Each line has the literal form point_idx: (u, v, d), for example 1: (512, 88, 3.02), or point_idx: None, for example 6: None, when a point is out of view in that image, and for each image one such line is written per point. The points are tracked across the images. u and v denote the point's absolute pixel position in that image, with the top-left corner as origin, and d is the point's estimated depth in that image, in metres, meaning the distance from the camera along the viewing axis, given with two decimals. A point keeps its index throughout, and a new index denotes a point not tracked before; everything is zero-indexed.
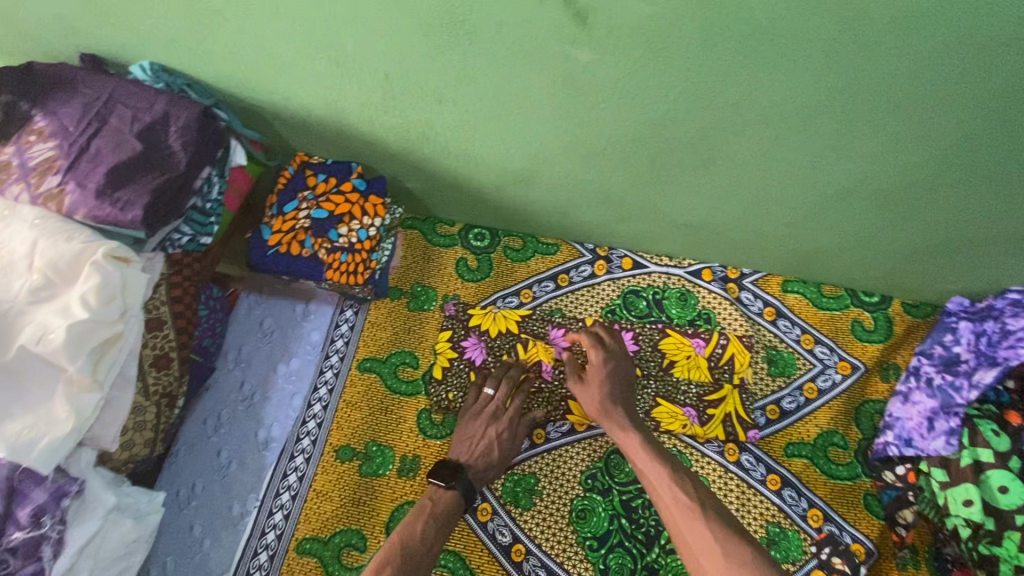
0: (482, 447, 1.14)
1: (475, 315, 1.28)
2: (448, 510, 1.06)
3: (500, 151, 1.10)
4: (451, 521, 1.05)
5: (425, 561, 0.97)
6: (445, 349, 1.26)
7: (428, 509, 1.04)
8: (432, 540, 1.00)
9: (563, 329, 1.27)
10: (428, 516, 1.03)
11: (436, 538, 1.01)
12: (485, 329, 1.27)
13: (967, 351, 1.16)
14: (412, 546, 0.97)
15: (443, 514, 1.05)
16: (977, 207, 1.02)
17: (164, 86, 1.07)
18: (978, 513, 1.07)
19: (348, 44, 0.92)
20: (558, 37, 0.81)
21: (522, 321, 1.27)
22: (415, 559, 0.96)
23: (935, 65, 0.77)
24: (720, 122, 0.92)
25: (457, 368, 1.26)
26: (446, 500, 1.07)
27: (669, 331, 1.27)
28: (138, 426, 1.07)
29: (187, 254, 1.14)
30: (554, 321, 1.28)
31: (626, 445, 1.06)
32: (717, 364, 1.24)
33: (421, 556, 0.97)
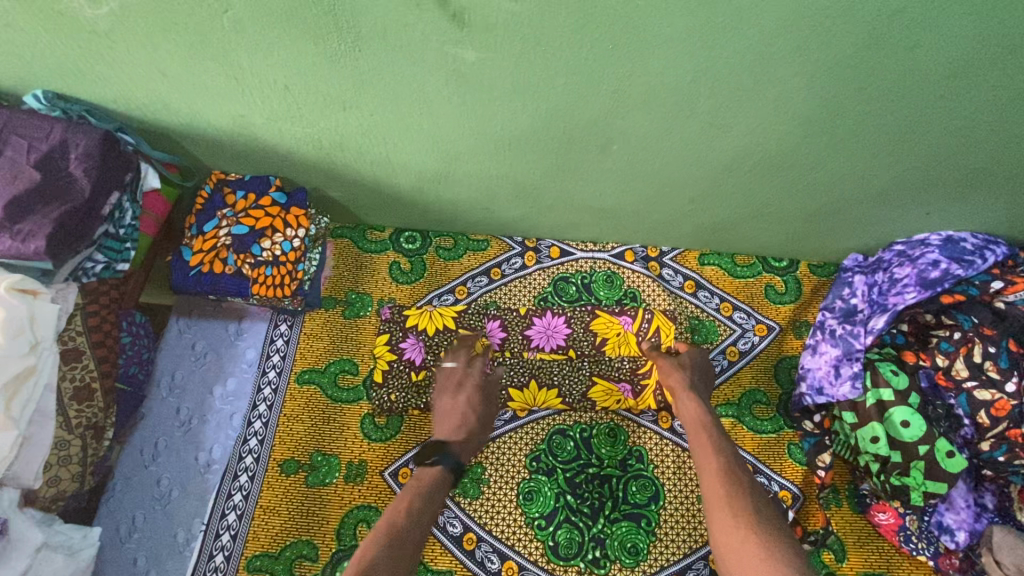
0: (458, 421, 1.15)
1: (411, 315, 1.29)
2: (434, 483, 1.06)
3: (413, 153, 1.14)
4: (446, 492, 1.06)
5: (417, 537, 0.96)
6: (383, 352, 1.27)
7: (417, 486, 1.05)
8: (422, 514, 1.00)
9: (498, 322, 1.30)
10: (416, 493, 1.03)
11: (427, 511, 1.01)
12: (422, 328, 1.29)
13: (863, 302, 1.27)
14: (402, 526, 0.96)
15: (432, 485, 1.05)
16: (851, 168, 1.12)
17: (60, 114, 1.05)
18: (884, 448, 1.16)
19: (242, 59, 0.94)
20: (441, 38, 0.86)
21: (458, 317, 1.30)
22: (407, 537, 0.95)
23: (781, 42, 0.86)
24: (608, 107, 0.98)
25: (395, 370, 1.27)
26: (428, 476, 1.07)
27: (598, 311, 1.31)
28: (62, 460, 1.04)
29: (103, 282, 1.12)
30: (489, 313, 1.31)
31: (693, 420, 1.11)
32: (644, 338, 1.29)
33: (414, 532, 0.96)
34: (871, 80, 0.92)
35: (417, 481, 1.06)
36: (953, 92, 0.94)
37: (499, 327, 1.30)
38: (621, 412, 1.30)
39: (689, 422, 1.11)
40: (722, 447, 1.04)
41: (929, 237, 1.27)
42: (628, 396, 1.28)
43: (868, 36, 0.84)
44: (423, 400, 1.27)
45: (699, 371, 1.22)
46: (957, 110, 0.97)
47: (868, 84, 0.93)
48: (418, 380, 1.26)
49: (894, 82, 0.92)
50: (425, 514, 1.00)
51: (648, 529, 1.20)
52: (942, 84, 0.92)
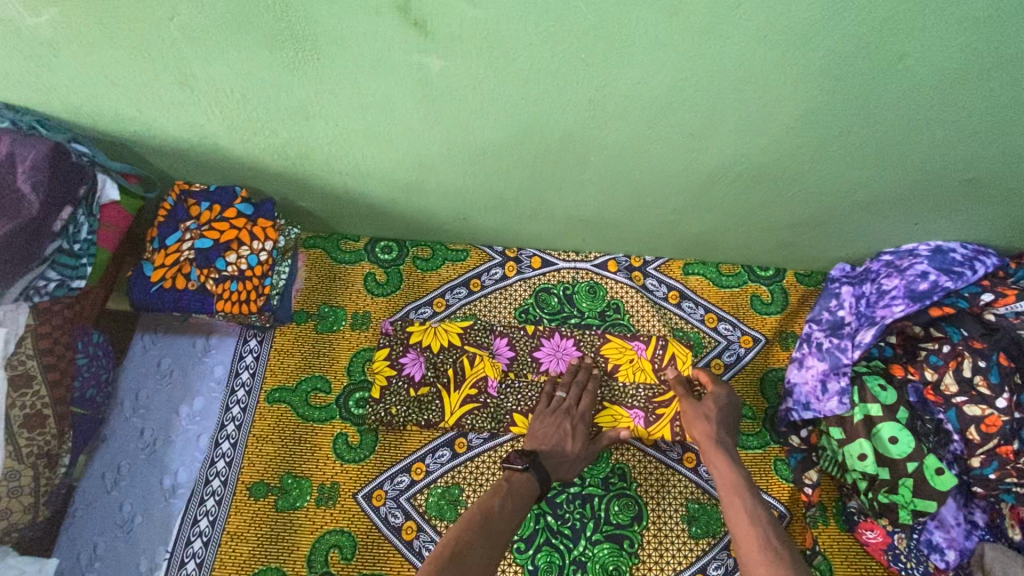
0: (556, 437, 1.14)
1: (416, 331, 1.29)
2: (523, 490, 1.04)
3: (383, 163, 1.09)
4: (532, 496, 1.05)
5: (505, 532, 0.96)
6: (383, 367, 1.26)
7: (506, 487, 1.04)
8: (511, 513, 0.99)
9: (505, 340, 1.29)
10: (506, 492, 1.02)
11: (514, 512, 1.00)
12: (427, 345, 1.28)
13: (850, 314, 1.23)
14: (488, 520, 0.96)
15: (521, 490, 1.04)
16: (837, 179, 1.08)
17: (10, 124, 0.99)
18: (872, 465, 1.13)
19: (196, 68, 0.88)
20: (404, 46, 0.82)
21: (464, 333, 1.29)
22: (496, 531, 0.95)
23: (764, 51, 0.81)
24: (584, 117, 0.94)
25: (395, 385, 1.25)
26: (522, 482, 1.05)
27: (611, 336, 1.30)
28: (12, 492, 1.00)
29: (57, 301, 1.06)
30: (496, 330, 1.30)
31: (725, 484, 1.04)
32: (661, 365, 1.27)
33: (502, 528, 0.96)
34: (857, 89, 0.88)
35: (511, 482, 1.05)
36: (941, 103, 0.90)
37: (505, 345, 1.29)
38: (634, 442, 1.25)
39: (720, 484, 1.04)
40: (757, 513, 0.97)
41: (918, 247, 1.23)
42: (639, 423, 1.23)
43: (854, 45, 0.81)
44: (424, 416, 1.23)
45: (728, 417, 1.16)
46: (946, 120, 0.94)
47: (854, 93, 0.89)
48: (419, 396, 1.24)
49: (881, 92, 0.89)
50: (512, 512, 0.99)
51: (631, 551, 1.17)
52: (930, 94, 0.89)
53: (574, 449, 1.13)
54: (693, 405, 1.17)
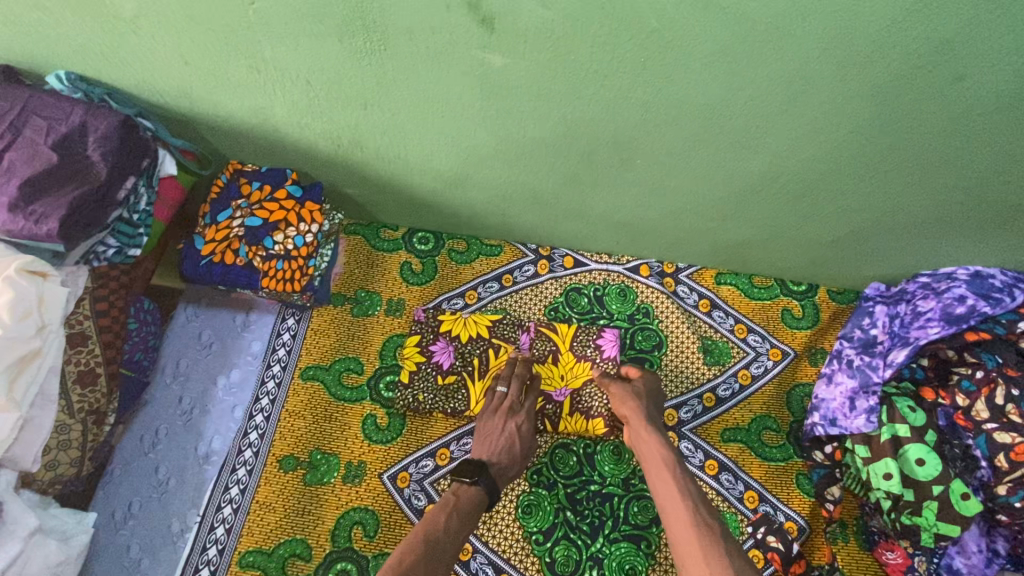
0: (501, 441, 1.12)
1: (445, 321, 1.32)
2: (471, 503, 1.02)
3: (431, 155, 1.12)
4: (478, 513, 1.01)
5: (449, 554, 0.92)
6: (412, 353, 1.29)
7: (453, 504, 1.00)
8: (458, 532, 0.95)
9: (529, 336, 1.31)
10: (454, 509, 0.99)
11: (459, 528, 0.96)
12: (456, 334, 1.31)
13: (883, 333, 1.22)
14: (436, 538, 0.93)
15: (467, 507, 1.01)
16: (880, 197, 1.09)
17: (82, 95, 1.05)
18: (897, 486, 1.12)
19: (266, 51, 0.93)
20: (469, 42, 0.85)
21: (492, 326, 1.32)
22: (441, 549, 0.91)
23: (821, 65, 0.83)
24: (633, 121, 0.96)
25: (423, 372, 1.28)
26: (469, 495, 1.03)
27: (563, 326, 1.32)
28: (62, 445, 1.03)
29: (114, 267, 1.12)
30: (524, 325, 1.32)
31: (648, 459, 1.03)
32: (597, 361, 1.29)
33: (447, 544, 0.92)
34: (911, 108, 0.89)
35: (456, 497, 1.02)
36: (994, 127, 0.91)
37: (528, 341, 1.31)
38: None
39: (648, 460, 1.02)
40: (684, 486, 0.95)
41: (956, 271, 1.22)
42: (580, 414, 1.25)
43: (913, 63, 0.81)
44: (450, 405, 1.26)
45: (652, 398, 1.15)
46: (997, 144, 0.94)
47: (907, 112, 0.90)
48: (446, 383, 1.27)
49: (935, 112, 0.89)
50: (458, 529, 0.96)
51: (647, 552, 1.18)
52: (984, 118, 0.89)
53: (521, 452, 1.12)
54: (625, 386, 1.15)
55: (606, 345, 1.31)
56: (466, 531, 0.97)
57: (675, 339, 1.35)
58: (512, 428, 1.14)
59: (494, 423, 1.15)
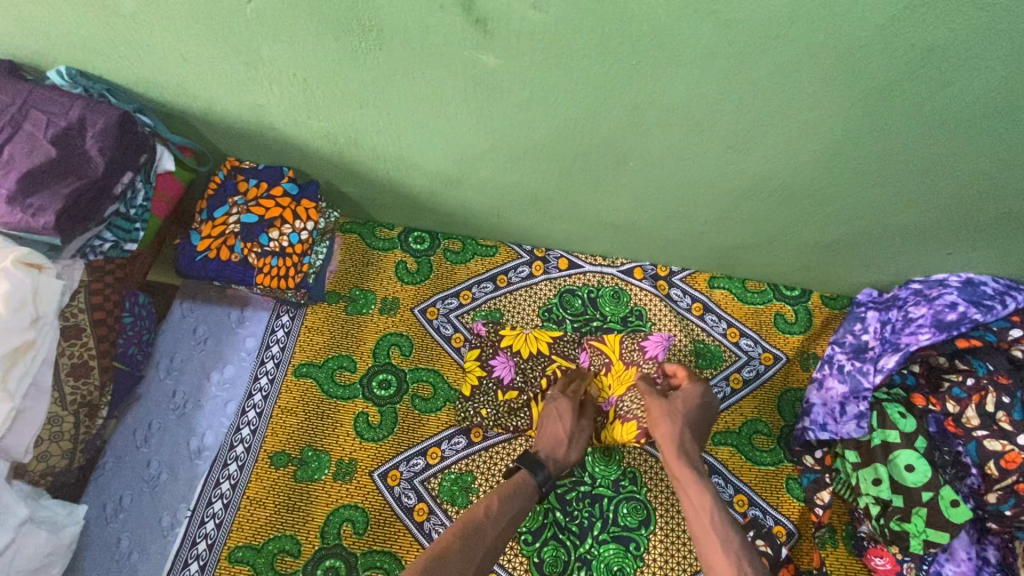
0: (555, 430, 1.15)
1: (507, 336, 1.32)
2: (518, 491, 1.03)
3: (426, 154, 1.13)
4: (527, 502, 1.03)
5: (494, 537, 0.94)
6: (474, 367, 1.30)
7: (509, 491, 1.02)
8: (501, 517, 0.96)
9: (589, 355, 1.30)
10: (508, 496, 1.01)
11: (504, 513, 0.98)
12: (517, 350, 1.31)
13: (874, 339, 1.22)
14: (481, 520, 0.94)
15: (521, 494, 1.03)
16: (871, 202, 1.09)
17: (82, 91, 1.06)
18: (886, 491, 1.13)
19: (264, 49, 0.94)
20: (463, 43, 0.86)
21: (552, 342, 1.32)
22: (484, 532, 0.93)
23: (810, 69, 0.84)
24: (625, 124, 0.97)
25: (485, 386, 1.29)
26: (520, 482, 1.05)
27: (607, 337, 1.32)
28: (54, 436, 1.04)
29: (109, 260, 1.12)
30: (584, 343, 1.32)
31: (684, 485, 1.05)
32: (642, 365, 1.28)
33: (490, 528, 0.94)
34: (900, 113, 0.90)
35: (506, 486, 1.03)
36: (983, 134, 0.91)
37: (588, 359, 1.30)
38: None
39: (684, 485, 1.05)
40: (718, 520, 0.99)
41: (948, 278, 1.23)
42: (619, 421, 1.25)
43: (901, 69, 0.82)
44: (513, 421, 1.26)
45: (695, 411, 1.15)
46: (986, 152, 0.95)
47: (897, 117, 0.91)
48: (506, 400, 1.27)
49: (923, 118, 0.90)
50: (504, 514, 0.97)
51: (635, 554, 1.18)
52: (972, 126, 0.90)
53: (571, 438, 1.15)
54: (663, 400, 1.14)
55: (650, 346, 1.29)
56: (514, 521, 0.99)
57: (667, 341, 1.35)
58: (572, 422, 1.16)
59: (555, 417, 1.17)
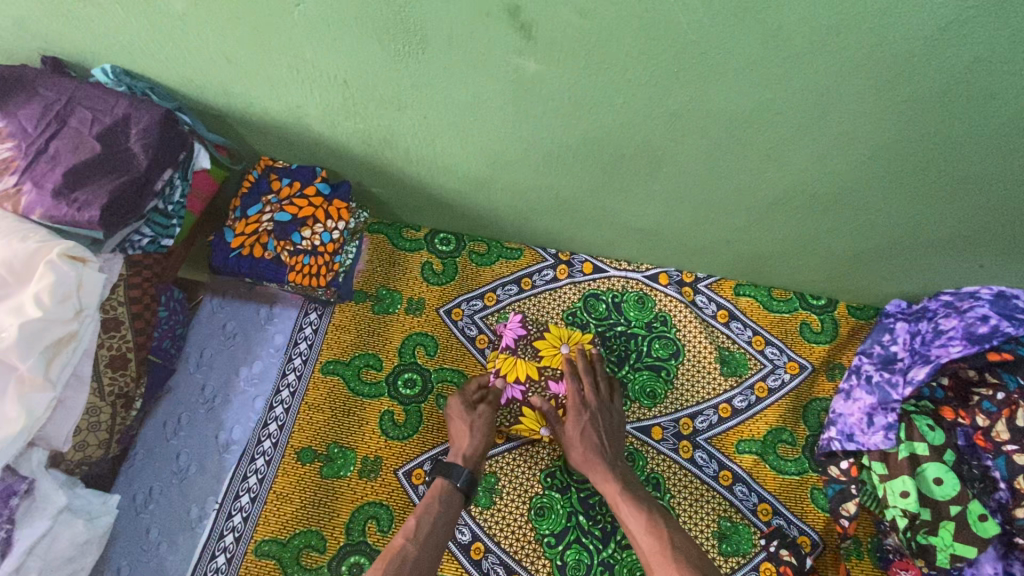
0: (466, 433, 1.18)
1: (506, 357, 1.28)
2: (442, 503, 1.07)
3: (459, 157, 1.14)
4: (450, 512, 1.07)
5: (418, 559, 0.96)
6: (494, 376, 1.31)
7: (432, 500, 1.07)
8: (423, 539, 1.00)
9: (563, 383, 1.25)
10: (430, 506, 1.06)
11: (428, 534, 1.01)
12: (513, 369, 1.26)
13: (903, 350, 1.23)
14: (402, 548, 0.98)
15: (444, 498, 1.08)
16: (906, 213, 1.09)
17: (126, 89, 1.09)
18: (914, 504, 1.11)
19: (307, 51, 0.95)
20: (506, 49, 0.87)
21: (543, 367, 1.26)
22: (407, 557, 0.96)
23: (853, 79, 0.84)
24: (662, 131, 0.98)
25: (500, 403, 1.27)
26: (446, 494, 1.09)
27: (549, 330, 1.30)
28: (91, 426, 1.06)
29: (148, 255, 1.14)
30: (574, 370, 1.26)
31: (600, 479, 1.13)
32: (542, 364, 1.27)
33: (413, 552, 0.97)
34: (943, 125, 0.90)
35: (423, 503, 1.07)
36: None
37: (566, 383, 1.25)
38: (639, 435, 1.28)
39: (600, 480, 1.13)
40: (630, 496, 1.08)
41: (980, 290, 1.21)
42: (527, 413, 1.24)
43: (947, 81, 0.82)
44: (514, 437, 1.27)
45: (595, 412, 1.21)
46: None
47: (938, 128, 0.90)
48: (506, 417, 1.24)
49: (965, 131, 0.90)
50: (426, 534, 1.00)
51: None
52: (1014, 139, 0.90)
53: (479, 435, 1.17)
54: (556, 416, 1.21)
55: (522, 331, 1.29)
56: (441, 527, 1.03)
57: (691, 348, 1.36)
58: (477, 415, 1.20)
59: (457, 417, 1.20)
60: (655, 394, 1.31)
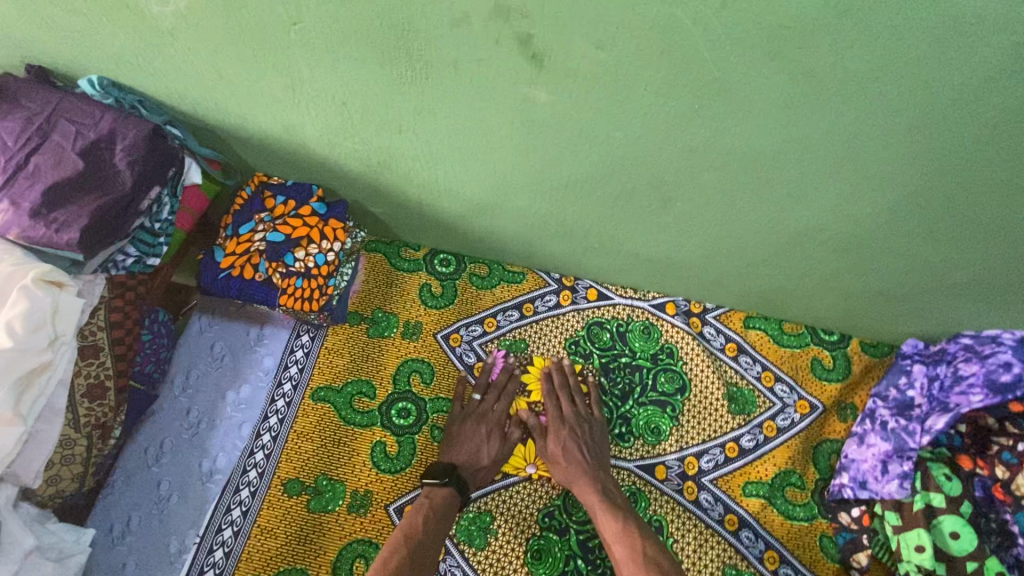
0: (473, 446, 1.18)
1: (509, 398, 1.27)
2: (445, 504, 1.10)
3: (462, 181, 1.09)
4: (452, 512, 1.10)
5: (430, 554, 1.02)
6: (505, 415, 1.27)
7: (428, 505, 1.08)
8: (435, 534, 1.04)
9: None
10: (430, 511, 1.07)
11: (437, 529, 1.05)
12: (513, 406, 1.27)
13: (920, 395, 1.18)
14: (419, 541, 1.01)
15: (443, 507, 1.09)
16: (931, 255, 1.03)
17: (113, 101, 1.03)
18: (930, 560, 1.06)
19: (305, 72, 0.90)
20: (516, 78, 0.82)
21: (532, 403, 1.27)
22: (423, 552, 1.01)
23: (886, 122, 0.79)
24: (678, 165, 0.93)
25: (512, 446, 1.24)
26: (444, 496, 1.10)
27: (534, 360, 1.31)
28: (66, 460, 1.00)
29: (132, 276, 1.09)
30: None
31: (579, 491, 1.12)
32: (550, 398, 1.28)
33: (427, 546, 1.02)
34: (977, 172, 0.85)
35: (429, 497, 1.10)
36: None
37: None
38: (643, 474, 1.23)
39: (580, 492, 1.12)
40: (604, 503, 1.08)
41: (1002, 334, 1.15)
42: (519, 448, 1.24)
43: (986, 127, 0.77)
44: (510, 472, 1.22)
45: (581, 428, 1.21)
46: None
47: (973, 175, 0.85)
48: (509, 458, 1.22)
49: (1001, 178, 0.85)
50: (435, 529, 1.05)
51: None
52: None
53: (487, 458, 1.18)
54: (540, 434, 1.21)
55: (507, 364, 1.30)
56: (444, 525, 1.07)
57: (699, 383, 1.30)
58: (486, 432, 1.20)
59: (459, 424, 1.21)
60: (659, 431, 1.26)
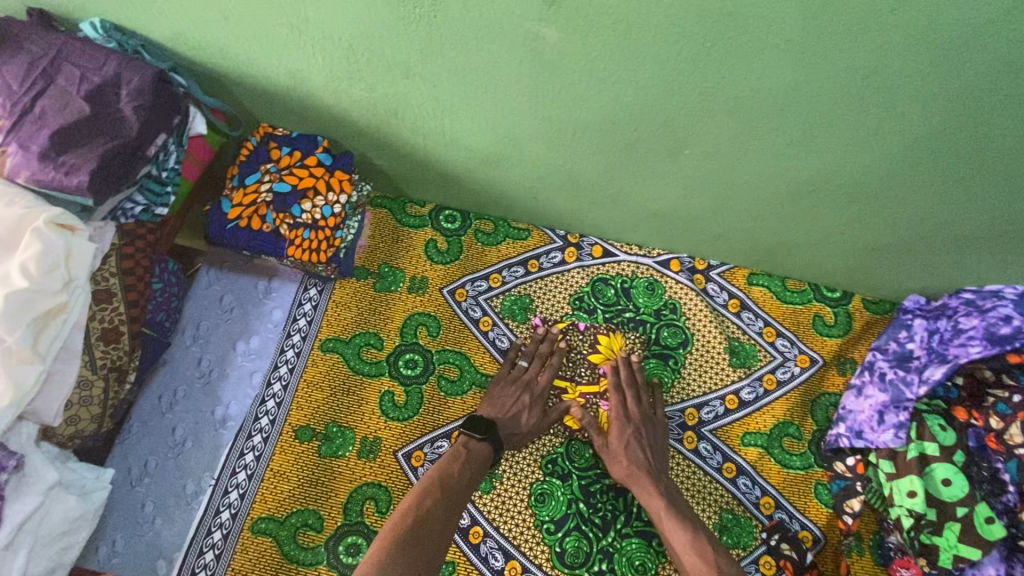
0: (513, 409, 1.19)
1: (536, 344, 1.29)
2: (481, 459, 1.10)
3: (468, 129, 1.08)
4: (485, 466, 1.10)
5: (461, 499, 1.02)
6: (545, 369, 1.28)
7: (464, 455, 1.09)
8: (467, 483, 1.05)
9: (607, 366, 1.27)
10: (464, 460, 1.08)
11: (470, 480, 1.06)
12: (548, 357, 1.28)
13: (920, 348, 1.20)
14: (452, 488, 1.02)
15: (478, 461, 1.09)
16: (938, 206, 1.03)
17: (116, 46, 1.02)
18: (921, 504, 1.09)
19: (311, 10, 0.89)
20: (526, 15, 0.81)
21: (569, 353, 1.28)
22: (455, 497, 1.01)
23: (899, 63, 0.78)
24: (687, 110, 0.92)
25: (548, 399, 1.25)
26: (479, 449, 1.10)
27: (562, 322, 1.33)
28: (83, 401, 1.03)
29: (142, 225, 1.10)
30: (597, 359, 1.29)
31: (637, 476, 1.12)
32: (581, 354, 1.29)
33: (459, 494, 1.02)
34: (989, 116, 0.84)
35: (466, 449, 1.10)
36: None
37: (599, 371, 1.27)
38: None
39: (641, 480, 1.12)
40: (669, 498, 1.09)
41: (1004, 289, 1.17)
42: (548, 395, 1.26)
43: (1000, 68, 0.76)
44: None
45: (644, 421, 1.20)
46: None
47: (984, 118, 0.84)
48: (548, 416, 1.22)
49: (1012, 124, 0.84)
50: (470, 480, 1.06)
51: (658, 550, 1.17)
52: None
53: (528, 423, 1.18)
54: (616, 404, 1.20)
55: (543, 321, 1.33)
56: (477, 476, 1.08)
57: (701, 337, 1.32)
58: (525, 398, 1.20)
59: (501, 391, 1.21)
60: (662, 383, 1.29)
